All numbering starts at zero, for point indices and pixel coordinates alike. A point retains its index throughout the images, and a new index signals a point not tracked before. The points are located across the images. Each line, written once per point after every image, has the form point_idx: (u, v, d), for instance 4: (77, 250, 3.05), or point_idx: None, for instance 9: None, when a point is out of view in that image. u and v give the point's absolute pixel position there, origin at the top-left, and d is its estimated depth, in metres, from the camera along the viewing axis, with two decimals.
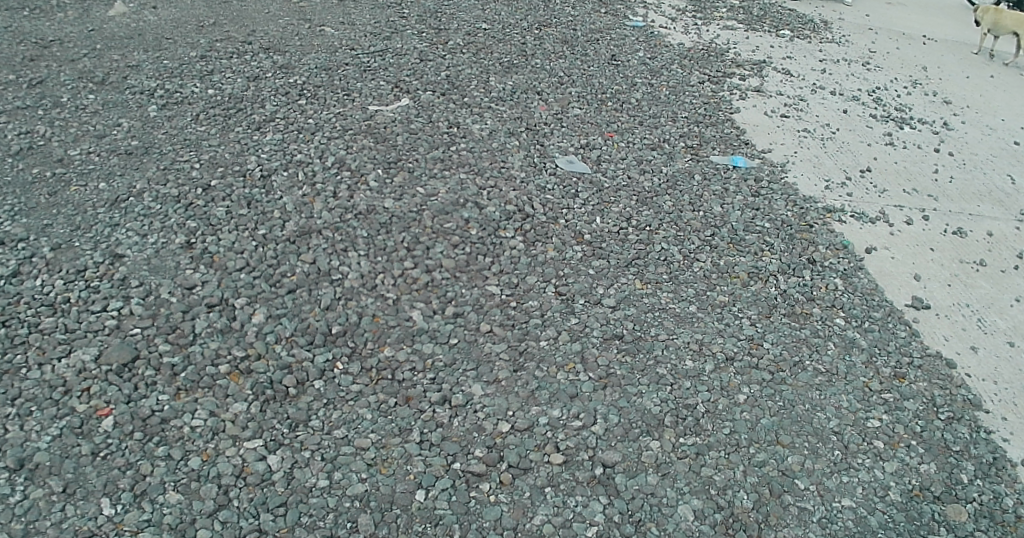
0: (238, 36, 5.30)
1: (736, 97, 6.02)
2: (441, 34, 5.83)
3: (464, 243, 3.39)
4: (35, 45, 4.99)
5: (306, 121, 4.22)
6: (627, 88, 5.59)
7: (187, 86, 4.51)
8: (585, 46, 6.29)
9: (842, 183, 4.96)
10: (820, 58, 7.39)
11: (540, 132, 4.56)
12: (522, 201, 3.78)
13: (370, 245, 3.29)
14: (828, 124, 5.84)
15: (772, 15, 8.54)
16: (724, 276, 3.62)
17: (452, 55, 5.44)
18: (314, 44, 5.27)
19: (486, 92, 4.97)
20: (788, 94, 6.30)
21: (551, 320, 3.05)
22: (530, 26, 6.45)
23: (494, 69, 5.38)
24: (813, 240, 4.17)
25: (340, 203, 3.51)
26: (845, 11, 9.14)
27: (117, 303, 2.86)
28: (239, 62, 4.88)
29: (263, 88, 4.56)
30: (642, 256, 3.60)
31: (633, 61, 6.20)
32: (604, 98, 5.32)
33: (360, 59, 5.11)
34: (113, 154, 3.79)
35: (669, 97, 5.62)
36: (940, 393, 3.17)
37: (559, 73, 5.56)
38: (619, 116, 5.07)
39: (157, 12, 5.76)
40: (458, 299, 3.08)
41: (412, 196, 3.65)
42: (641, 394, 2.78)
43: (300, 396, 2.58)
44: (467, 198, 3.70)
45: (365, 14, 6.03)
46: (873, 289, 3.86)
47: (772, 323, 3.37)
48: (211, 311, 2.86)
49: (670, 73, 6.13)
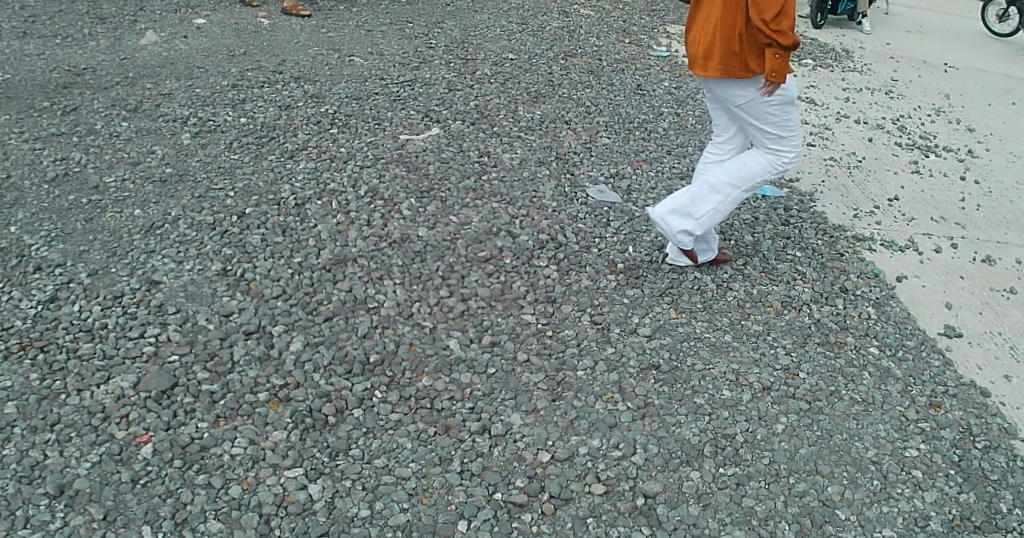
0: (269, 66, 5.37)
1: None
2: (469, 64, 5.89)
3: (499, 272, 3.39)
4: (69, 74, 5.10)
5: (339, 150, 4.26)
6: (653, 117, 5.62)
7: (220, 115, 4.57)
8: (610, 75, 6.34)
9: (871, 212, 4.97)
10: (843, 86, 7.47)
11: (570, 162, 4.58)
12: (555, 230, 3.78)
13: (405, 273, 3.29)
14: (854, 152, 5.91)
15: None
16: (758, 305, 3.60)
17: (480, 86, 5.49)
18: (344, 74, 5.33)
19: (515, 122, 5.01)
20: (813, 123, 6.39)
21: (587, 349, 3.03)
22: (556, 55, 6.52)
23: (523, 99, 5.43)
24: (844, 269, 4.16)
25: (375, 232, 3.53)
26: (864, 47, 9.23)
27: (154, 330, 2.87)
28: (271, 91, 4.94)
29: (296, 117, 4.61)
30: (676, 285, 3.58)
31: (658, 91, 6.23)
32: (631, 127, 5.35)
33: (390, 89, 5.16)
34: (147, 182, 3.84)
35: (695, 126, 5.64)
36: (976, 422, 3.12)
37: (586, 102, 5.61)
38: (647, 145, 5.10)
39: (189, 41, 5.87)
40: (494, 328, 3.06)
41: (446, 225, 3.67)
42: (679, 424, 2.76)
43: (340, 424, 2.55)
44: (499, 227, 3.72)
45: (393, 44, 6.10)
46: (905, 317, 3.85)
47: (807, 353, 3.35)
48: (249, 338, 2.85)
49: (695, 103, 6.16)
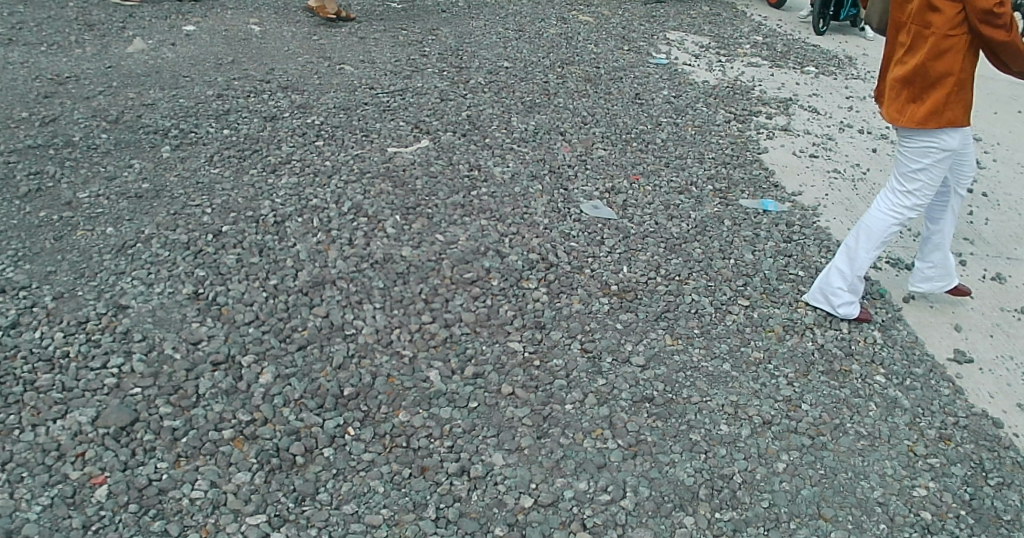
0: (256, 75, 5.21)
1: (764, 136, 5.89)
2: (463, 72, 5.74)
3: (485, 295, 3.21)
4: (51, 83, 4.95)
5: (323, 164, 4.10)
6: (652, 128, 5.45)
7: (202, 126, 4.41)
8: (608, 84, 6.18)
9: None
10: (846, 94, 7.51)
11: (564, 176, 4.40)
12: (546, 249, 3.61)
13: (386, 297, 3.12)
14: (858, 164, 5.73)
15: (795, 53, 8.79)
16: (759, 330, 3.42)
17: (473, 95, 5.34)
18: (333, 83, 5.17)
19: (508, 133, 4.85)
20: (816, 133, 6.22)
21: (576, 381, 2.85)
22: (552, 63, 6.36)
23: (517, 109, 5.26)
24: None
25: (356, 252, 3.36)
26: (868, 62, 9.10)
27: (118, 360, 2.71)
28: (256, 101, 4.78)
29: (280, 128, 4.45)
30: (672, 308, 3.40)
31: (658, 101, 6.06)
32: (629, 139, 5.18)
33: (380, 99, 5.01)
34: (122, 198, 3.67)
35: (695, 137, 5.47)
36: (988, 457, 2.94)
37: (583, 113, 5.45)
38: (645, 158, 4.93)
39: (176, 49, 5.72)
40: (478, 357, 2.88)
41: (431, 244, 3.50)
42: (673, 463, 2.58)
43: (308, 465, 2.38)
44: (488, 246, 3.55)
45: (386, 51, 5.95)
46: (912, 342, 3.67)
47: (810, 383, 3.18)
48: (217, 369, 2.69)
49: (695, 113, 5.99)
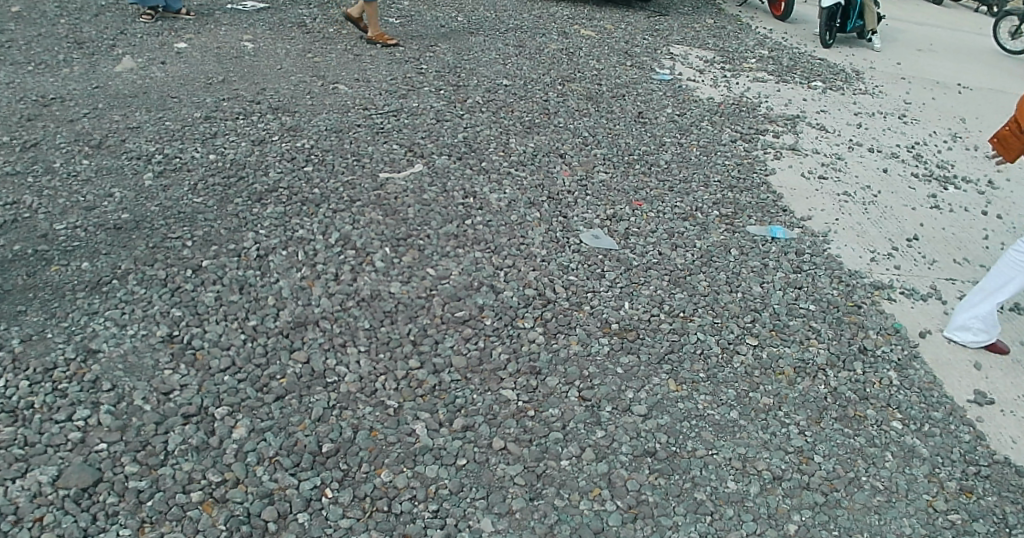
0: (247, 95, 5.06)
1: (771, 156, 5.71)
2: (460, 91, 5.61)
3: (478, 336, 3.04)
4: (35, 104, 4.80)
5: (312, 192, 3.93)
6: (656, 148, 5.28)
7: (188, 151, 4.25)
8: (610, 102, 6.04)
9: (888, 255, 4.61)
10: (855, 110, 7.44)
11: (563, 202, 4.22)
12: (543, 284, 3.43)
13: (372, 338, 2.95)
14: (869, 186, 5.56)
15: (802, 66, 8.71)
16: (768, 373, 3.24)
17: (470, 116, 5.19)
18: (326, 103, 5.03)
19: (505, 156, 4.68)
20: (825, 152, 6.06)
21: (573, 434, 2.68)
22: (553, 81, 6.23)
23: (515, 130, 5.10)
24: (862, 325, 3.80)
25: (342, 288, 3.19)
26: (875, 76, 8.95)
27: (84, 411, 2.53)
28: (245, 123, 4.63)
29: (268, 153, 4.29)
30: (675, 349, 3.21)
31: (661, 120, 5.89)
32: (632, 161, 5.01)
33: (373, 120, 4.86)
34: (101, 229, 3.51)
35: (701, 158, 5.29)
36: (1014, 512, 2.76)
37: (583, 133, 5.28)
38: (648, 181, 4.75)
39: (166, 68, 5.58)
40: (468, 407, 2.71)
41: (421, 279, 3.32)
42: (676, 527, 2.40)
43: (281, 533, 2.21)
44: (481, 281, 3.37)
45: (381, 69, 5.82)
46: (930, 382, 3.48)
47: (822, 432, 2.99)
48: (188, 423, 2.51)
49: (700, 132, 5.82)
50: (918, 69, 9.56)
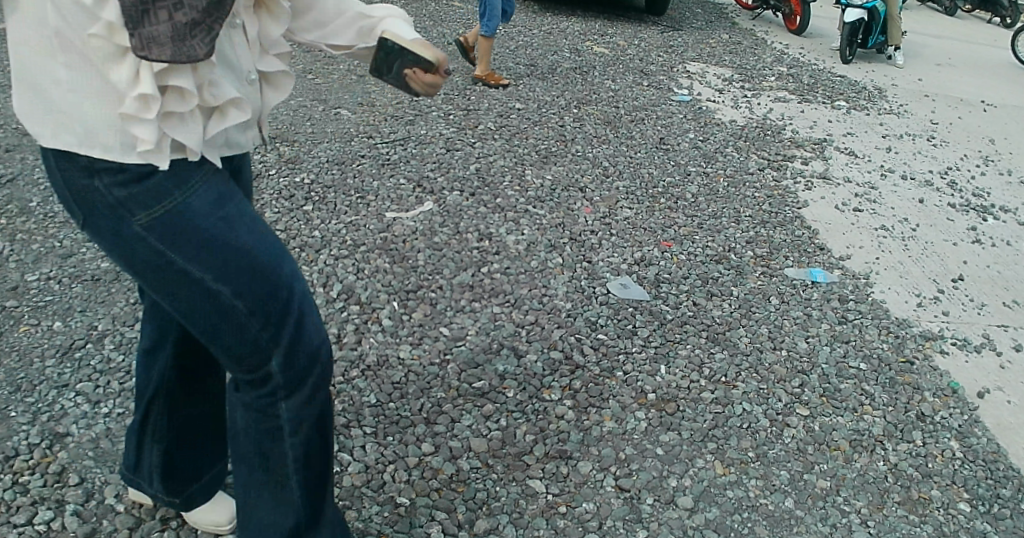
0: None
1: (801, 186, 5.38)
2: (471, 116, 5.31)
3: (499, 413, 2.68)
4: (14, 132, 4.46)
5: (311, 235, 3.59)
6: (681, 180, 4.96)
7: None
8: (629, 126, 5.80)
9: (935, 298, 4.26)
10: (882, 133, 7.11)
11: (586, 244, 3.88)
12: (569, 344, 3.07)
13: (379, 417, 2.60)
14: (906, 218, 5.22)
15: (823, 83, 8.44)
16: (822, 449, 2.88)
17: (482, 144, 4.85)
18: (327, 131, 4.71)
19: (522, 190, 4.35)
20: (856, 181, 5.72)
21: (611, 535, 2.30)
22: (568, 103, 5.98)
23: (531, 160, 4.77)
24: (916, 385, 3.43)
25: (345, 354, 2.84)
26: (898, 93, 8.62)
27: (46, 513, 2.18)
28: None
29: (264, 190, 3.96)
30: (719, 423, 2.85)
31: (682, 148, 5.59)
32: (656, 194, 4.68)
33: (378, 150, 4.54)
34: (77, 281, 3.19)
35: (728, 190, 4.96)
36: None
37: (603, 162, 4.96)
38: (674, 217, 4.41)
39: None
40: (491, 503, 2.35)
41: (434, 341, 2.97)
42: None
43: None
44: (501, 343, 3.01)
45: (386, 92, 5.54)
46: (996, 452, 3.10)
47: (888, 520, 2.60)
48: (167, 528, 2.15)
49: (724, 160, 5.51)
50: (941, 85, 9.23)
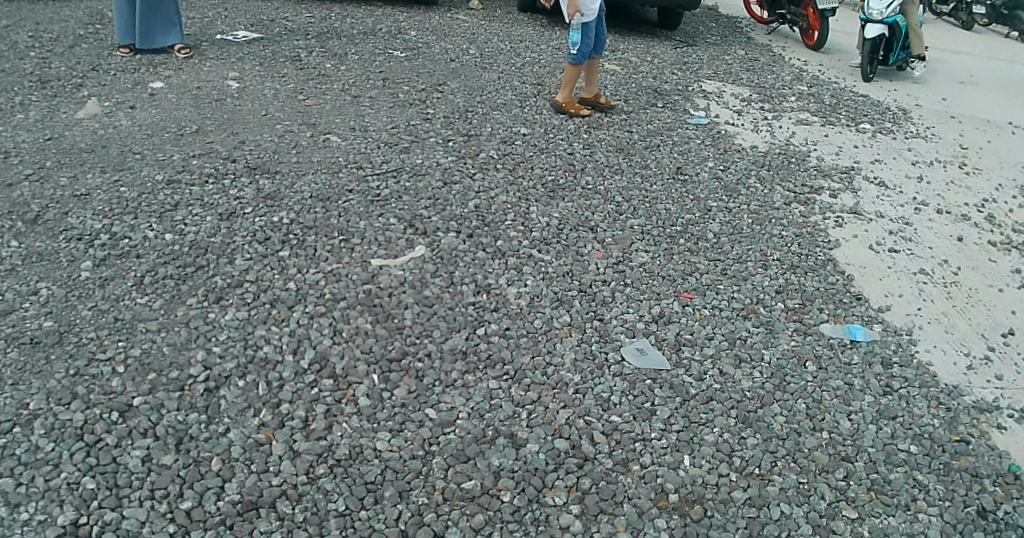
0: (222, 150, 4.35)
1: (832, 223, 4.94)
2: (472, 142, 5.04)
3: (491, 524, 2.25)
4: None
5: (286, 288, 3.18)
6: (702, 217, 4.57)
7: (140, 228, 3.51)
8: (644, 154, 5.41)
9: (987, 359, 3.75)
10: (911, 159, 6.67)
11: (596, 297, 3.45)
12: (576, 430, 2.63)
13: (348, 530, 2.17)
14: (947, 261, 4.73)
15: (846, 104, 8.03)
16: None
17: (483, 177, 4.54)
18: (314, 160, 4.38)
19: (525, 232, 3.96)
20: (889, 215, 5.26)
21: None
22: (578, 128, 5.65)
23: (536, 195, 4.42)
24: (975, 471, 2.91)
25: (312, 445, 2.41)
26: (924, 115, 8.16)
27: None
28: (215, 190, 3.90)
29: (238, 232, 3.55)
30: (754, 532, 2.41)
31: (701, 179, 5.17)
32: (676, 233, 4.28)
33: (369, 183, 4.19)
34: (11, 344, 2.76)
35: (752, 228, 4.55)
36: None
37: (616, 198, 4.57)
38: (694, 262, 3.99)
39: (133, 113, 4.84)
40: None
41: (418, 426, 2.54)
42: None
43: None
44: (496, 428, 2.58)
45: (381, 116, 5.27)
46: None
47: None
48: None
49: (747, 192, 5.10)
50: (967, 105, 8.77)
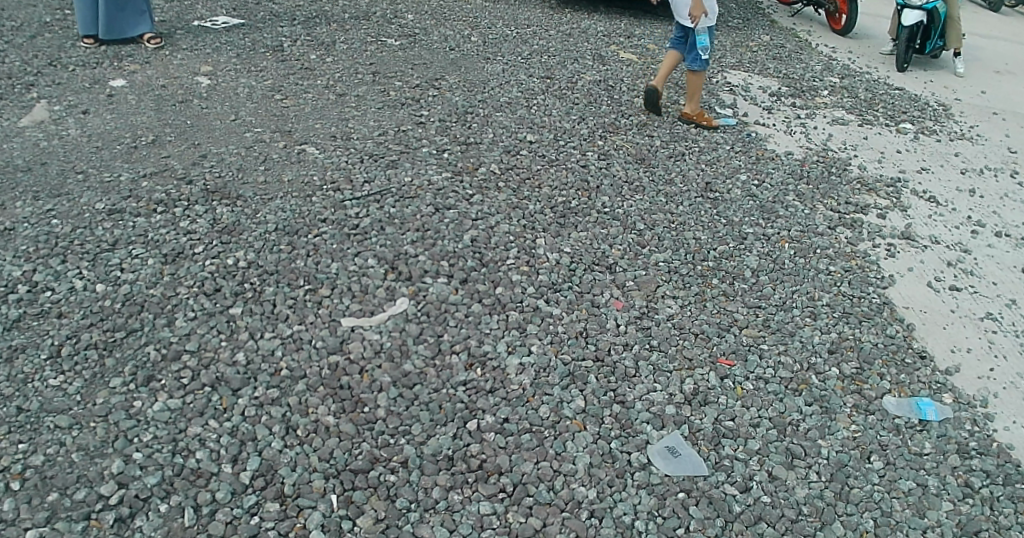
0: (180, 169, 3.75)
1: (883, 255, 4.33)
2: (470, 152, 4.43)
3: None
4: None
5: (234, 362, 2.59)
6: (735, 248, 3.99)
7: (67, 277, 2.92)
8: (668, 164, 4.80)
9: None
10: (961, 167, 6.00)
11: (613, 368, 2.86)
12: None
13: None
14: (1015, 300, 4.08)
15: (883, 98, 7.34)
16: None
17: (482, 198, 3.92)
18: (285, 181, 3.77)
19: (530, 273, 3.36)
20: (944, 241, 4.64)
21: None
22: (592, 133, 5.04)
23: (544, 222, 3.81)
24: None
25: None
26: (965, 111, 7.45)
27: None
28: (164, 221, 3.31)
29: (184, 281, 2.96)
30: None
31: (734, 198, 4.56)
32: (708, 270, 3.73)
33: (347, 210, 3.59)
34: None
35: (793, 263, 3.97)
36: None
37: (636, 225, 3.98)
38: (729, 313, 3.41)
39: (85, 120, 4.24)
40: None
41: None
42: None
43: None
44: None
45: (368, 120, 4.64)
46: None
47: None
48: None
49: (785, 213, 4.50)
50: (1013, 98, 8.05)
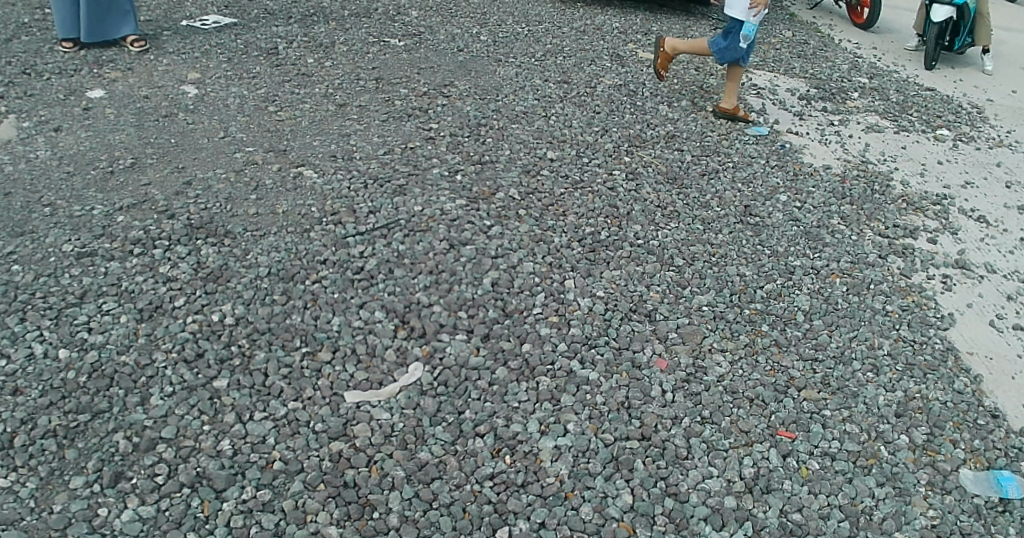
0: (161, 200, 3.33)
1: (939, 287, 3.91)
2: (485, 173, 4.00)
3: None
4: None
5: (219, 453, 2.21)
6: (783, 285, 3.58)
7: (26, 341, 2.52)
8: (700, 184, 4.38)
9: None
10: (1006, 178, 5.58)
11: (661, 449, 2.47)
12: None
13: None
14: None
15: (916, 101, 6.90)
16: None
17: (501, 229, 3.50)
18: (280, 212, 3.35)
19: (559, 325, 2.95)
20: (1002, 269, 4.22)
21: None
22: (617, 147, 4.61)
23: (571, 258, 3.40)
24: None
25: None
26: (1002, 114, 7.00)
27: None
28: (141, 267, 2.90)
29: (162, 345, 2.56)
30: None
31: (775, 223, 4.15)
32: (755, 314, 3.32)
33: (350, 249, 3.17)
34: None
35: (846, 303, 3.56)
36: None
37: (672, 259, 3.57)
38: (783, 369, 3.01)
39: (57, 139, 3.81)
40: None
41: None
42: None
43: None
44: None
45: (371, 135, 4.21)
46: None
47: None
48: None
49: (832, 241, 4.09)
50: None
